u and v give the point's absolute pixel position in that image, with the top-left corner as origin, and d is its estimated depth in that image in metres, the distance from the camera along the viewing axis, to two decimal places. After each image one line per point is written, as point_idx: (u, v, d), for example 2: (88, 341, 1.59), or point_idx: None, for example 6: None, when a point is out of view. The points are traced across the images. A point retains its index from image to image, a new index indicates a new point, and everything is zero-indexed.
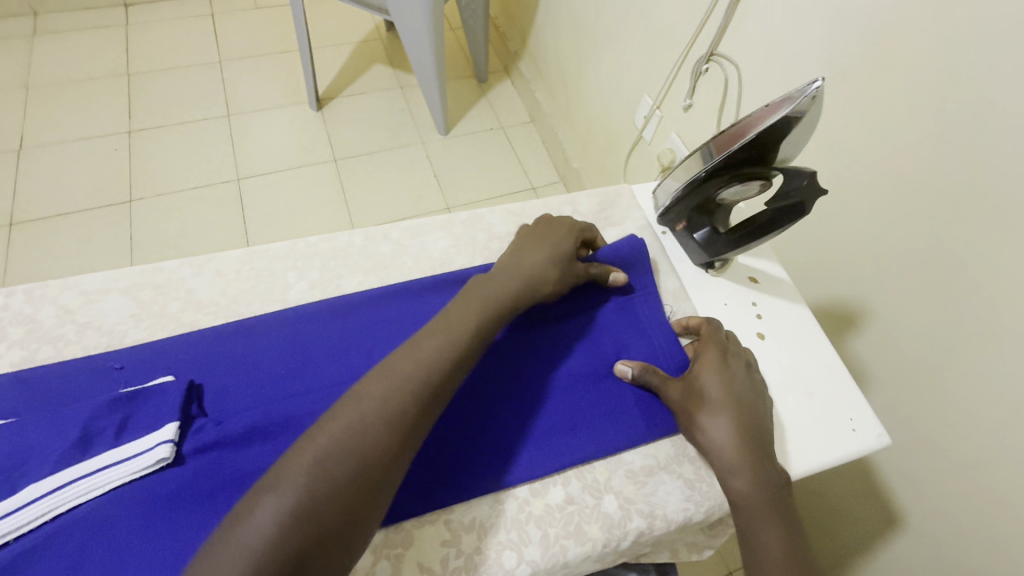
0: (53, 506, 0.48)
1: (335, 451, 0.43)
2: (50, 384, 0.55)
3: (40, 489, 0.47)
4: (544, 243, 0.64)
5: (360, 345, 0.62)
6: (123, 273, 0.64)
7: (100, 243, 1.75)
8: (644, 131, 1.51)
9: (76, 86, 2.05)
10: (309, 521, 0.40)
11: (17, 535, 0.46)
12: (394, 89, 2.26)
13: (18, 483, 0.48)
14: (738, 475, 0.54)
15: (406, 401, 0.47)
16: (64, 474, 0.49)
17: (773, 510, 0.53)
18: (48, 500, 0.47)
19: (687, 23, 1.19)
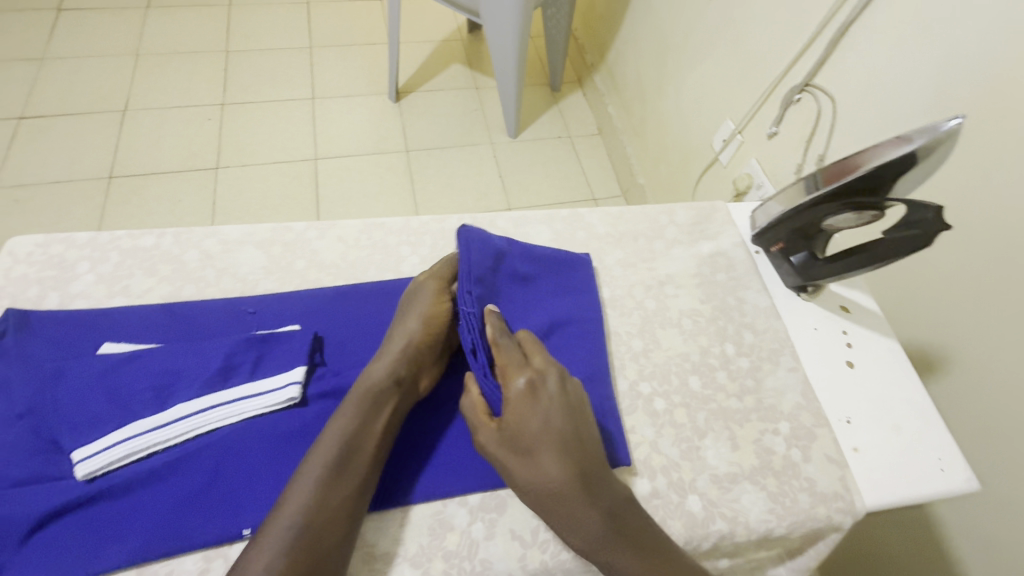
0: (196, 425, 0.54)
1: None
2: (195, 318, 0.62)
3: (189, 408, 0.53)
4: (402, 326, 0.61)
5: None
6: (258, 228, 0.70)
7: (187, 204, 1.88)
8: (720, 154, 1.51)
9: (180, 57, 2.21)
10: None
11: (166, 445, 0.53)
12: (470, 89, 2.33)
13: (167, 401, 0.54)
14: (570, 535, 0.50)
15: (290, 540, 0.46)
16: (205, 398, 0.54)
17: (608, 550, 0.49)
18: (193, 419, 0.53)
19: (783, 52, 1.19)
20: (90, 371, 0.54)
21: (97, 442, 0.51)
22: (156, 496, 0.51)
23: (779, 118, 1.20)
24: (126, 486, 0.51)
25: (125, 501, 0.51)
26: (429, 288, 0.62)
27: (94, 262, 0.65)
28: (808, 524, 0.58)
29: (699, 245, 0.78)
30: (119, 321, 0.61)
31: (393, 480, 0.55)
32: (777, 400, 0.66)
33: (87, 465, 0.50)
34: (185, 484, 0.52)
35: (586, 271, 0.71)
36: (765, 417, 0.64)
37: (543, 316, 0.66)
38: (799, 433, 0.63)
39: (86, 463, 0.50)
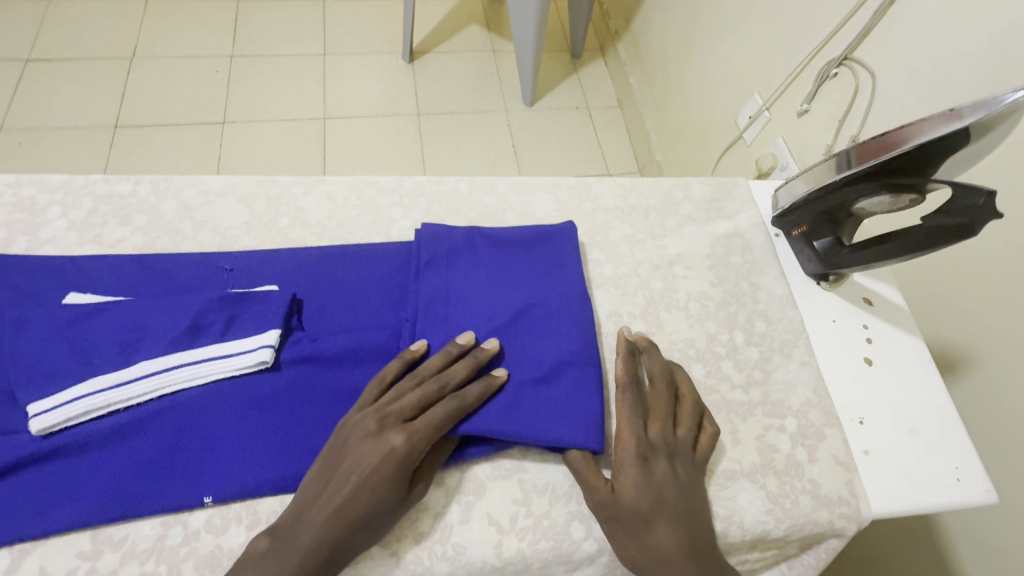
0: (160, 385, 0.50)
1: None
2: (168, 272, 0.58)
3: (153, 367, 0.50)
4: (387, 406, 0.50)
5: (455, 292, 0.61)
6: (241, 181, 0.66)
7: (192, 157, 1.84)
8: (745, 131, 1.42)
9: (189, 5, 2.13)
10: None
11: (127, 405, 0.50)
12: (487, 52, 2.23)
13: (132, 357, 0.51)
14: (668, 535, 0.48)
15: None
16: (172, 357, 0.51)
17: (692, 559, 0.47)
18: (157, 379, 0.50)
19: (823, 21, 1.10)
20: (52, 321, 0.51)
21: (56, 397, 0.48)
22: (115, 457, 0.48)
23: (811, 94, 1.11)
24: (84, 444, 0.48)
25: (82, 460, 0.48)
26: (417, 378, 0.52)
27: (66, 207, 0.61)
28: (808, 528, 0.54)
29: (715, 224, 0.72)
30: (88, 270, 0.57)
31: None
32: (786, 395, 0.61)
33: (42, 421, 0.47)
34: (145, 447, 0.49)
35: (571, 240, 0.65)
36: (772, 413, 0.60)
37: (515, 289, 0.60)
38: (807, 432, 0.59)
39: (41, 418, 0.47)
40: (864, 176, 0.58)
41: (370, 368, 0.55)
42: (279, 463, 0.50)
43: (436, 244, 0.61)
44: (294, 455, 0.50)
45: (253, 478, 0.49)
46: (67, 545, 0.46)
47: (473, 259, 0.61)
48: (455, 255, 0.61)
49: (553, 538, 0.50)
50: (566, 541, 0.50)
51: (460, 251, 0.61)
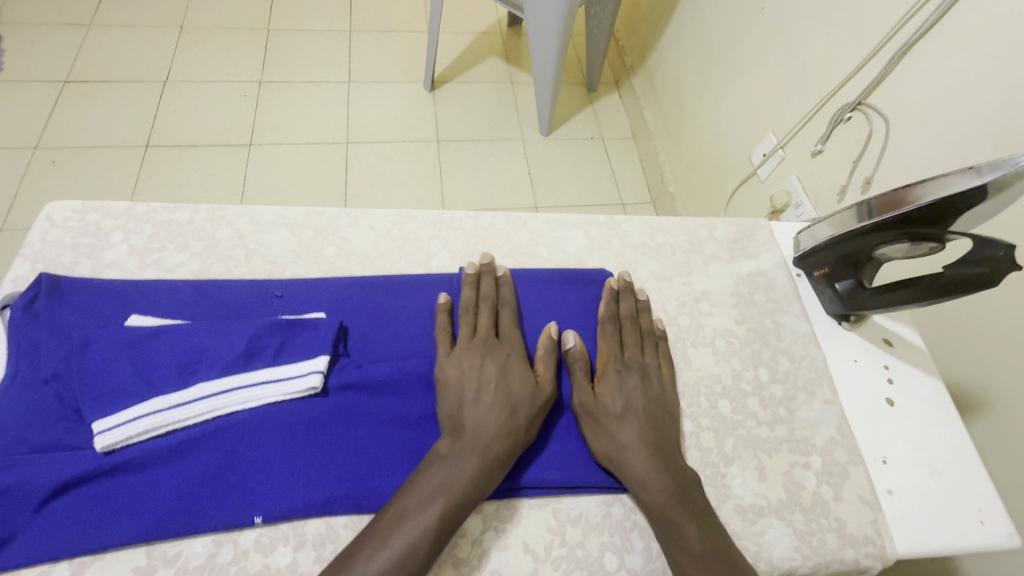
0: (215, 407, 0.53)
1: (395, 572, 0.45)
2: (222, 298, 0.61)
3: (210, 388, 0.53)
4: (487, 379, 0.57)
5: None
6: (291, 211, 0.69)
7: (218, 178, 1.90)
8: (760, 168, 1.46)
9: (221, 32, 2.23)
10: None
11: (184, 424, 0.52)
12: (505, 83, 2.31)
13: (189, 379, 0.53)
14: (647, 485, 0.53)
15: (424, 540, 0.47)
16: (227, 380, 0.54)
17: (679, 497, 0.53)
18: (213, 401, 0.53)
19: (838, 67, 1.15)
20: (117, 342, 0.54)
21: (119, 415, 0.51)
22: (171, 475, 0.51)
23: (825, 136, 1.16)
24: (143, 462, 0.51)
25: (140, 477, 0.50)
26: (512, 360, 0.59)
27: (128, 232, 0.65)
28: (834, 566, 0.55)
29: (739, 263, 0.75)
30: (148, 294, 0.60)
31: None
32: (812, 432, 0.63)
33: (106, 438, 0.50)
34: (200, 466, 0.51)
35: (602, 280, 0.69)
36: (797, 449, 0.61)
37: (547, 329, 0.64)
38: (831, 470, 0.60)
39: (105, 436, 0.50)
40: (890, 223, 0.61)
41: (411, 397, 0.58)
42: (327, 484, 0.52)
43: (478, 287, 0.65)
44: (340, 478, 0.52)
45: (300, 500, 0.51)
46: (125, 560, 0.49)
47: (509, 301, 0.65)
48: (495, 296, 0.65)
49: (586, 567, 0.52)
50: (599, 571, 0.52)
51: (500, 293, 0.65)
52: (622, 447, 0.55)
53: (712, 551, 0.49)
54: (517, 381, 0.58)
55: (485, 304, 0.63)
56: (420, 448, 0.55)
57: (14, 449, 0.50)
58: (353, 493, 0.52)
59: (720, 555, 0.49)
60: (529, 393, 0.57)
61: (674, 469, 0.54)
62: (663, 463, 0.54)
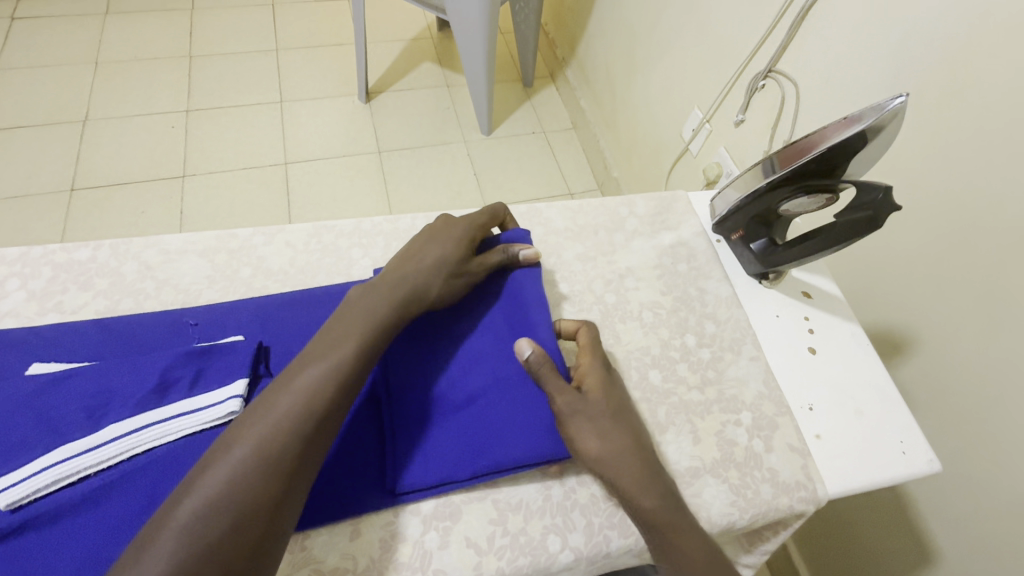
0: (130, 446, 0.50)
1: (234, 480, 0.43)
2: (132, 332, 0.59)
3: (121, 428, 0.50)
4: (405, 260, 0.61)
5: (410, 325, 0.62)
6: (200, 237, 0.67)
7: (154, 214, 1.83)
8: (691, 143, 1.50)
9: (141, 64, 2.15)
10: (237, 497, 0.43)
11: (98, 469, 0.49)
12: (441, 87, 2.30)
13: (100, 422, 0.51)
14: (646, 492, 0.51)
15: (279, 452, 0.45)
16: (142, 417, 0.51)
17: (673, 510, 0.52)
18: (127, 440, 0.50)
19: (747, 38, 1.19)
20: (20, 393, 0.51)
21: (23, 468, 0.47)
22: (87, 524, 0.47)
23: (745, 106, 1.20)
24: (54, 514, 0.47)
25: (52, 531, 0.47)
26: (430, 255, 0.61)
27: (24, 278, 0.62)
28: (771, 515, 0.57)
29: (660, 236, 0.77)
30: (50, 341, 0.57)
31: (342, 482, 0.53)
32: (742, 390, 0.65)
33: (8, 495, 0.45)
34: (123, 507, 0.49)
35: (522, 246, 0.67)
36: (727, 409, 0.63)
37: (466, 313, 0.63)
38: (761, 424, 0.63)
39: (9, 492, 0.46)
40: (789, 176, 0.63)
41: None
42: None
43: None
44: None
45: None
46: None
47: None
48: None
49: (529, 552, 0.52)
50: (542, 554, 0.52)
51: None
52: (602, 452, 0.53)
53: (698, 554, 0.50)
54: (417, 266, 0.60)
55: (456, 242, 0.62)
56: (350, 453, 0.54)
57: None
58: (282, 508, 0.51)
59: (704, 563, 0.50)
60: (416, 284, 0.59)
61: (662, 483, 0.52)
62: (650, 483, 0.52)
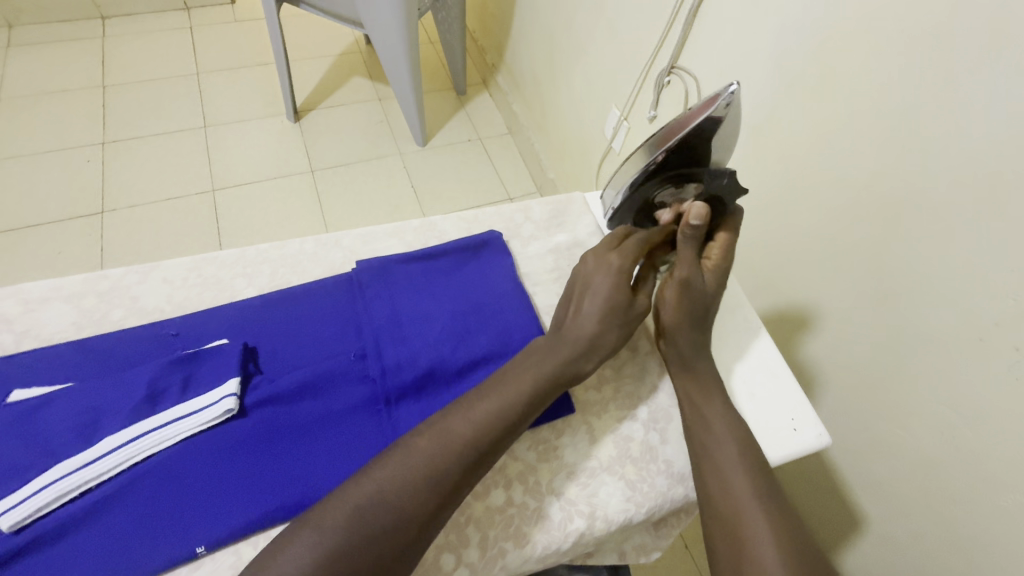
0: (127, 457, 0.52)
1: (392, 489, 0.46)
2: (14, 382, 0.55)
3: (49, 476, 0.49)
4: (591, 287, 0.61)
5: (300, 338, 0.63)
6: (67, 282, 0.64)
7: (71, 254, 1.73)
8: (613, 142, 1.53)
9: (50, 97, 2.04)
10: (391, 509, 0.46)
11: (35, 519, 0.48)
12: (373, 101, 2.28)
13: (26, 473, 0.49)
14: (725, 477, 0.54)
15: (441, 468, 0.48)
16: (135, 428, 0.52)
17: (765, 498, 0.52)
18: (57, 486, 0.49)
19: (649, 38, 1.22)
20: None
21: (19, 492, 0.48)
22: (88, 539, 0.48)
23: (655, 101, 1.22)
24: (58, 532, 0.48)
25: (58, 548, 0.48)
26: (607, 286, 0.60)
27: None
28: (667, 506, 0.58)
29: (557, 239, 0.77)
30: (31, 367, 0.57)
31: (273, 490, 0.52)
32: (639, 386, 0.66)
33: (8, 518, 0.47)
34: (60, 551, 0.48)
35: (400, 261, 0.69)
36: (624, 405, 0.64)
37: (358, 322, 0.64)
38: (656, 417, 0.63)
39: (8, 515, 0.47)
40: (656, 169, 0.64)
41: (244, 423, 0.55)
42: (275, 490, 0.53)
43: (271, 308, 0.64)
44: (200, 521, 0.50)
45: (173, 550, 0.49)
46: None
47: (313, 304, 0.65)
48: (291, 307, 0.65)
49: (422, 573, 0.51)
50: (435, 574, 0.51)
51: (296, 304, 0.65)
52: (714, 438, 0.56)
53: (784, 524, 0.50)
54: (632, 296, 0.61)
55: (617, 272, 0.60)
56: (353, 436, 0.56)
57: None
58: (193, 538, 0.50)
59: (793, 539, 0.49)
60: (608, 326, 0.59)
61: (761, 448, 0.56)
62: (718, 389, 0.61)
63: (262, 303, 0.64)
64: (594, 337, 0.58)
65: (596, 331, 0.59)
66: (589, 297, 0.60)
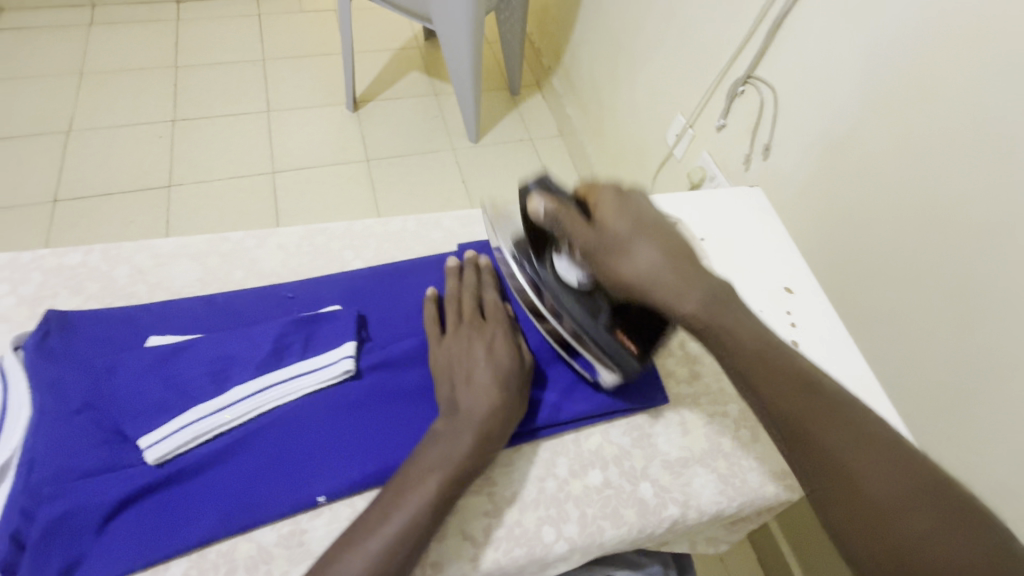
0: (256, 406, 0.55)
1: (421, 507, 0.48)
2: (150, 328, 0.59)
3: (188, 417, 0.52)
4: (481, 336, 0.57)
5: (409, 309, 0.65)
6: (193, 241, 0.68)
7: (140, 224, 1.81)
8: (675, 148, 1.52)
9: (127, 75, 2.14)
10: (427, 522, 0.47)
11: (176, 455, 0.52)
12: (429, 96, 2.32)
13: (166, 414, 0.53)
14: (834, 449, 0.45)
15: (451, 481, 0.49)
16: (263, 379, 0.56)
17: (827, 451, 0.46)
18: (195, 427, 0.52)
19: (725, 46, 1.21)
20: (80, 393, 0.53)
21: (163, 428, 0.52)
22: (222, 479, 0.52)
23: (726, 110, 1.20)
24: (196, 468, 0.51)
25: (196, 483, 0.51)
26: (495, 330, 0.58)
27: (14, 283, 0.62)
28: (758, 503, 0.59)
29: None
30: (164, 315, 0.60)
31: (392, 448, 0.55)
32: (729, 384, 0.67)
33: (156, 450, 0.51)
34: (196, 487, 0.51)
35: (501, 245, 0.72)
36: (715, 401, 0.65)
37: None
38: (747, 415, 0.64)
39: (156, 448, 0.51)
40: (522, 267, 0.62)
41: (362, 384, 0.58)
42: (391, 449, 0.55)
43: (383, 279, 0.67)
44: (322, 472, 0.53)
45: (299, 496, 0.52)
46: None
47: (421, 278, 0.68)
48: (401, 279, 0.67)
49: (524, 543, 0.53)
50: (536, 546, 0.53)
51: (405, 277, 0.68)
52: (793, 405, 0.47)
53: (881, 452, 0.44)
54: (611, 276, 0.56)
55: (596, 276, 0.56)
56: None
57: (63, 476, 0.49)
58: (316, 486, 0.53)
59: (889, 458, 0.44)
60: (513, 361, 0.57)
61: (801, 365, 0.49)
62: (728, 306, 0.53)
63: (374, 273, 0.67)
64: (502, 376, 0.55)
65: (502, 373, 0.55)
66: (480, 339, 0.57)
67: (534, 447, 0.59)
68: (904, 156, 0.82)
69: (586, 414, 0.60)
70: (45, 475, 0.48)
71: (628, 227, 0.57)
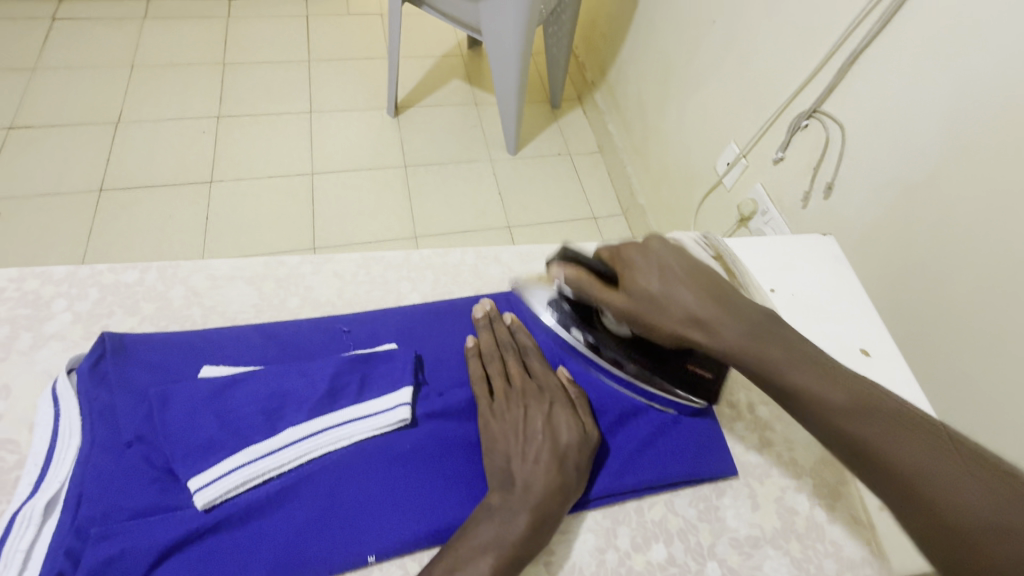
0: (308, 450, 0.52)
1: None
2: (203, 357, 0.57)
3: (238, 461, 0.49)
4: (529, 423, 0.54)
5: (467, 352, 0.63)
6: (249, 263, 0.66)
7: (179, 219, 1.81)
8: (725, 177, 1.41)
9: (175, 69, 2.16)
10: None
11: (224, 500, 0.49)
12: (470, 105, 2.29)
13: (214, 455, 0.50)
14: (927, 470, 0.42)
15: (506, 565, 0.46)
16: (316, 422, 0.53)
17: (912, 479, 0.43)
18: (245, 471, 0.49)
19: (790, 78, 1.13)
20: (130, 426, 0.51)
21: (212, 470, 0.49)
22: (272, 527, 0.49)
23: (785, 143, 1.12)
24: (244, 515, 0.49)
25: (244, 531, 0.49)
26: (539, 419, 0.54)
27: (71, 299, 0.61)
28: None
29: None
30: (216, 343, 0.59)
31: (450, 506, 0.52)
32: (802, 454, 0.62)
33: (204, 495, 0.48)
34: (243, 534, 0.49)
35: None
36: (787, 473, 0.61)
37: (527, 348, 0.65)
38: (822, 492, 0.60)
39: (204, 492, 0.48)
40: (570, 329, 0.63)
41: (419, 433, 0.55)
42: (447, 507, 0.52)
43: (441, 318, 0.64)
44: (374, 527, 0.50)
45: (349, 552, 0.49)
46: None
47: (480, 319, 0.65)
48: (460, 319, 0.65)
49: None
50: None
51: (464, 317, 0.65)
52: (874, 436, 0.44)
53: (952, 465, 0.42)
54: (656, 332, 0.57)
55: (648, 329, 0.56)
56: None
57: (112, 516, 0.47)
58: (368, 543, 0.50)
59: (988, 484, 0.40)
60: (577, 437, 0.54)
61: (846, 378, 0.48)
62: (771, 338, 0.52)
63: (433, 311, 0.65)
64: (560, 455, 0.52)
65: (561, 453, 0.52)
66: (525, 428, 0.54)
67: (595, 512, 0.55)
68: (995, 216, 0.75)
69: (654, 482, 0.56)
70: (94, 513, 0.47)
71: (660, 281, 0.55)
